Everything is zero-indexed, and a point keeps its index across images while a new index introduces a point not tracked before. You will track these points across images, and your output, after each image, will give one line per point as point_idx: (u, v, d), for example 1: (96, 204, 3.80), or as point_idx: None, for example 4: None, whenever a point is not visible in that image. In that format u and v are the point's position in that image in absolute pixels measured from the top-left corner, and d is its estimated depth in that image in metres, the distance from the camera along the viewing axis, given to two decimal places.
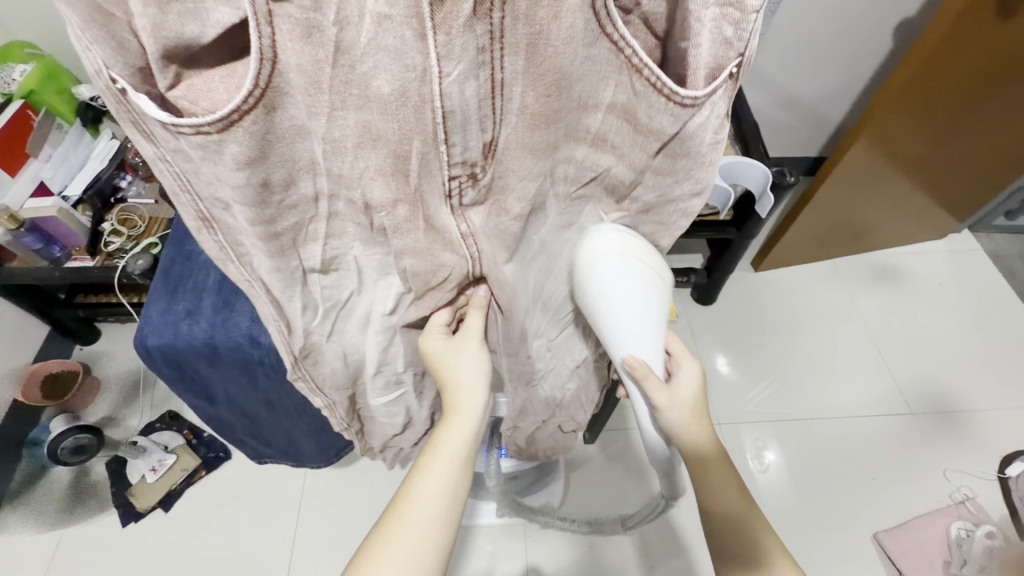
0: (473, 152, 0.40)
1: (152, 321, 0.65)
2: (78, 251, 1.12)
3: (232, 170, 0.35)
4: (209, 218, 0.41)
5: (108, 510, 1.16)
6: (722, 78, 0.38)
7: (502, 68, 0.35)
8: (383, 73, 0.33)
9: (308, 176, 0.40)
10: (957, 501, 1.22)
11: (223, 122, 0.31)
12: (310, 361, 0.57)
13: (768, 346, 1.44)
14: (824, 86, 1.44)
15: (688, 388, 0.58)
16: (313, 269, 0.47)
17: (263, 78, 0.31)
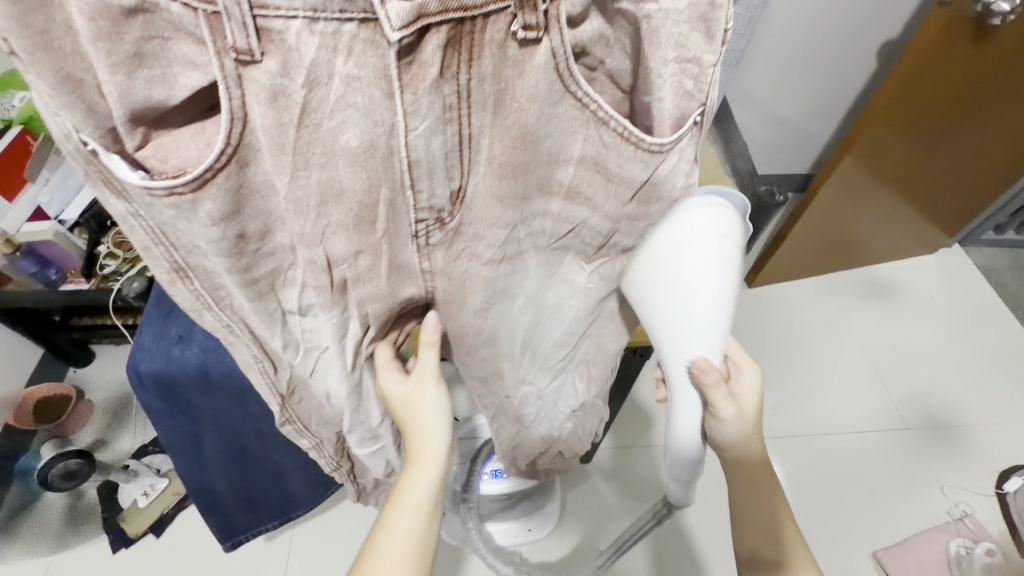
0: (440, 200, 0.39)
1: (145, 346, 0.65)
2: (74, 274, 1.15)
3: (207, 227, 0.34)
4: (183, 268, 0.39)
5: (100, 535, 1.15)
6: (687, 127, 0.39)
7: (469, 123, 0.36)
8: (351, 129, 0.33)
9: (283, 227, 0.39)
10: (955, 518, 1.21)
11: (196, 181, 0.31)
12: (297, 399, 0.55)
13: (764, 361, 1.44)
14: (813, 105, 1.46)
15: (751, 396, 0.55)
16: (292, 313, 0.44)
17: (235, 136, 0.31)
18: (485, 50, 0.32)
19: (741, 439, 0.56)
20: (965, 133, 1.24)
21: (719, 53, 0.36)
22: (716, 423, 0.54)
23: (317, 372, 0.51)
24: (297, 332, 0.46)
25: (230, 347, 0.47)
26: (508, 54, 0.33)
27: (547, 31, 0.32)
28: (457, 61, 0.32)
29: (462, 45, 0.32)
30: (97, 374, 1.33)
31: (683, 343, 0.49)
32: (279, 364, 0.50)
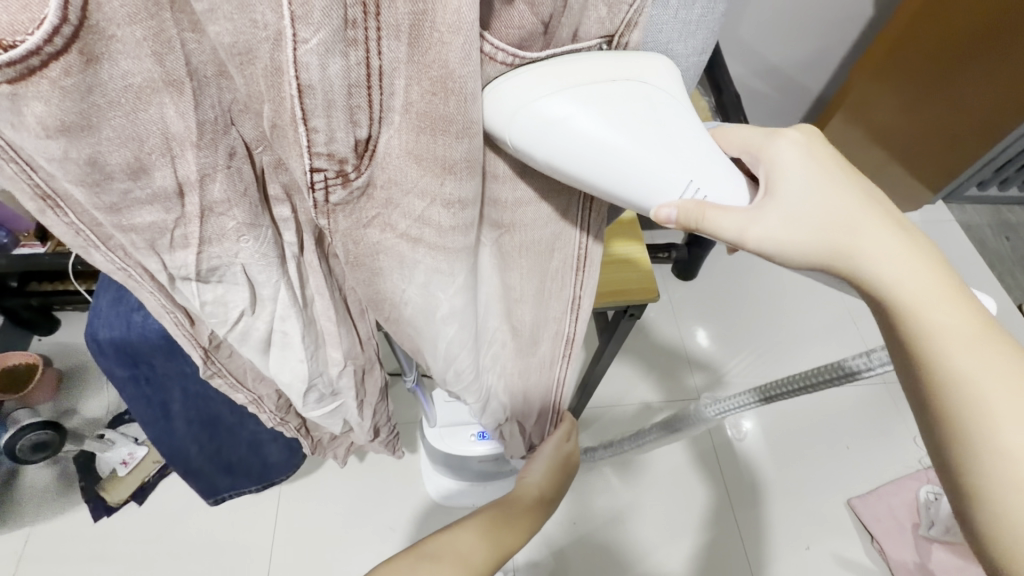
0: (341, 146, 0.32)
1: (102, 312, 0.61)
2: (27, 237, 1.08)
3: (39, 138, 0.27)
4: (52, 195, 0.34)
5: (78, 504, 1.12)
6: (593, 65, 0.34)
7: (379, 53, 0.28)
8: (222, 22, 0.27)
9: (164, 160, 0.32)
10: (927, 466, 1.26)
11: (17, 68, 0.24)
12: (225, 351, 0.54)
13: (745, 318, 1.45)
14: (806, 56, 1.41)
15: (798, 181, 0.39)
16: (185, 277, 0.40)
17: (74, 11, 0.24)
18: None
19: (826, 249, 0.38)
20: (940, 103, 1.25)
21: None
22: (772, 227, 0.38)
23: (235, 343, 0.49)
24: (194, 298, 0.43)
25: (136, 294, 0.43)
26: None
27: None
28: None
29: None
30: (64, 341, 1.28)
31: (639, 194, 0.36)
32: (196, 316, 0.48)
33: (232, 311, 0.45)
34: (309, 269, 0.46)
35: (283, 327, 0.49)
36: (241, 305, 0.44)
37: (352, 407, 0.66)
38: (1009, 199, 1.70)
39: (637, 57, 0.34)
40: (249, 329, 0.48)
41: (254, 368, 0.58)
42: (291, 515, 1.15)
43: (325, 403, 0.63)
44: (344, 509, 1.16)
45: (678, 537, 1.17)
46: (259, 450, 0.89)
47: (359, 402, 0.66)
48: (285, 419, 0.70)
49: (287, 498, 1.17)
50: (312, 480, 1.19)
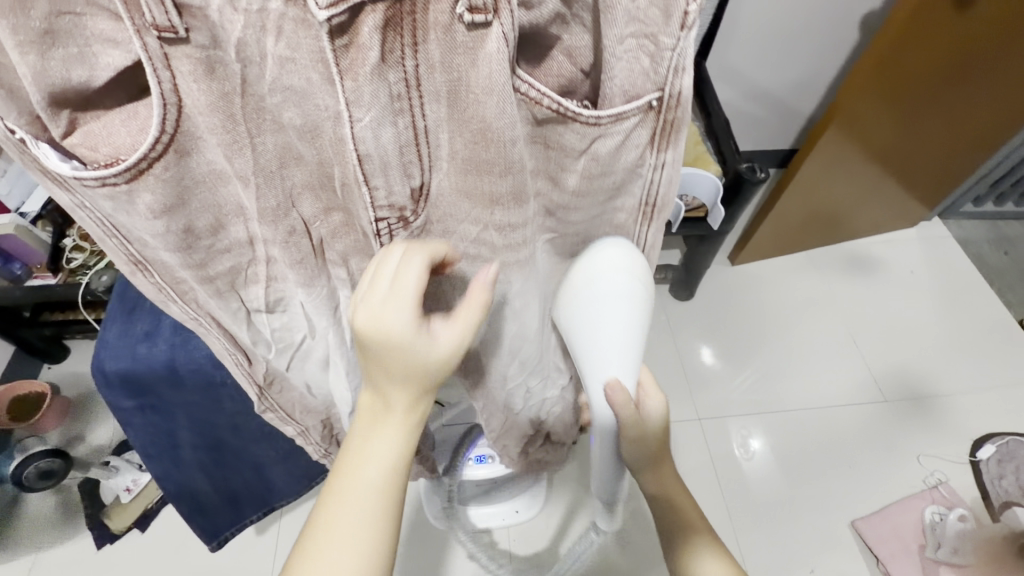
0: (399, 197, 0.38)
1: (109, 344, 0.63)
2: (39, 268, 1.11)
3: (147, 219, 0.35)
4: (141, 261, 0.40)
5: (83, 531, 1.13)
6: (640, 105, 0.37)
7: (422, 115, 0.34)
8: (292, 109, 0.32)
9: (238, 220, 0.39)
10: (931, 486, 1.24)
11: (128, 172, 0.31)
12: (276, 388, 0.58)
13: (745, 336, 1.45)
14: (795, 80, 1.45)
15: (658, 419, 0.54)
16: (258, 310, 0.47)
17: (169, 125, 0.31)
18: (431, 33, 0.30)
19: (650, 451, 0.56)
20: (934, 116, 1.27)
21: (678, 37, 0.33)
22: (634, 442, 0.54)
23: (293, 366, 0.55)
24: (265, 329, 0.49)
25: (205, 339, 0.49)
26: (457, 40, 0.30)
27: (495, 14, 0.28)
28: (400, 46, 0.30)
29: (404, 27, 0.29)
30: (73, 370, 1.31)
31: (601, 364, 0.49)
32: (254, 357, 0.53)
33: (296, 335, 0.51)
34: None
35: (337, 357, 0.54)
36: (303, 330, 0.51)
37: None
38: (1007, 213, 1.71)
39: (685, 94, 0.37)
40: (313, 351, 0.54)
41: (303, 400, 0.62)
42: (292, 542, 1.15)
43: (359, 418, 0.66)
44: None
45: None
46: (262, 476, 0.90)
47: None
48: (326, 449, 0.73)
49: (288, 524, 1.16)
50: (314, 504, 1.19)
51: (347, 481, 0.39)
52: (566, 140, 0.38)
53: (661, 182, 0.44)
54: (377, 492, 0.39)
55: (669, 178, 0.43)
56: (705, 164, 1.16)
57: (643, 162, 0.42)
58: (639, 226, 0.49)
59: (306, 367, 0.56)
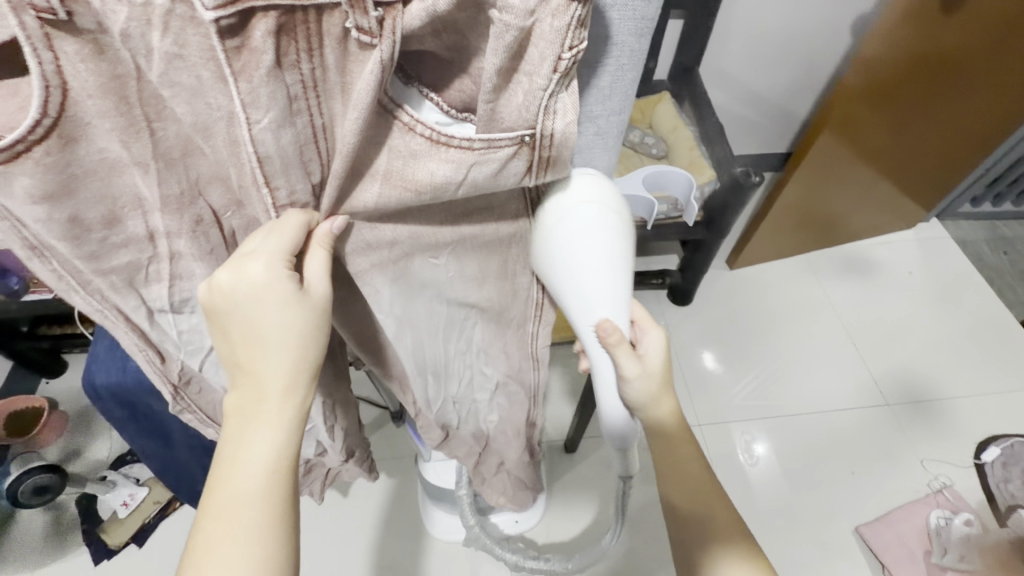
0: (301, 195, 0.36)
1: (100, 357, 0.63)
2: (35, 282, 1.12)
3: (25, 205, 0.31)
4: (39, 247, 0.35)
5: (79, 548, 1.12)
6: (511, 142, 0.33)
7: (321, 114, 0.32)
8: (182, 104, 0.30)
9: (136, 214, 0.35)
10: (934, 490, 1.23)
11: (5, 153, 0.27)
12: (194, 390, 0.55)
13: (744, 340, 1.44)
14: (788, 83, 1.45)
15: (657, 356, 0.54)
16: (162, 311, 0.42)
17: (52, 107, 0.28)
18: (327, 42, 0.28)
19: (650, 398, 0.54)
20: (928, 119, 1.27)
21: (552, 80, 0.30)
22: (633, 383, 0.51)
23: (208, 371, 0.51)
24: (173, 328, 0.45)
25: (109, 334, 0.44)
26: (350, 52, 0.29)
27: (379, 37, 0.28)
28: (295, 50, 0.28)
29: (298, 34, 0.28)
30: (70, 384, 1.30)
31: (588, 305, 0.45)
32: (168, 352, 0.49)
33: (208, 338, 0.47)
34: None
35: None
36: None
37: (323, 429, 0.67)
38: (1004, 214, 1.70)
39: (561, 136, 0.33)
40: None
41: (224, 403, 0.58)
42: None
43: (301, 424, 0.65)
44: (342, 547, 1.15)
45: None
46: None
47: (329, 426, 0.67)
48: None
49: None
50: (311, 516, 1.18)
51: (229, 499, 0.40)
52: (437, 175, 0.34)
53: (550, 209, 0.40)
54: (261, 498, 0.40)
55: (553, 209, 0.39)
56: (701, 169, 1.17)
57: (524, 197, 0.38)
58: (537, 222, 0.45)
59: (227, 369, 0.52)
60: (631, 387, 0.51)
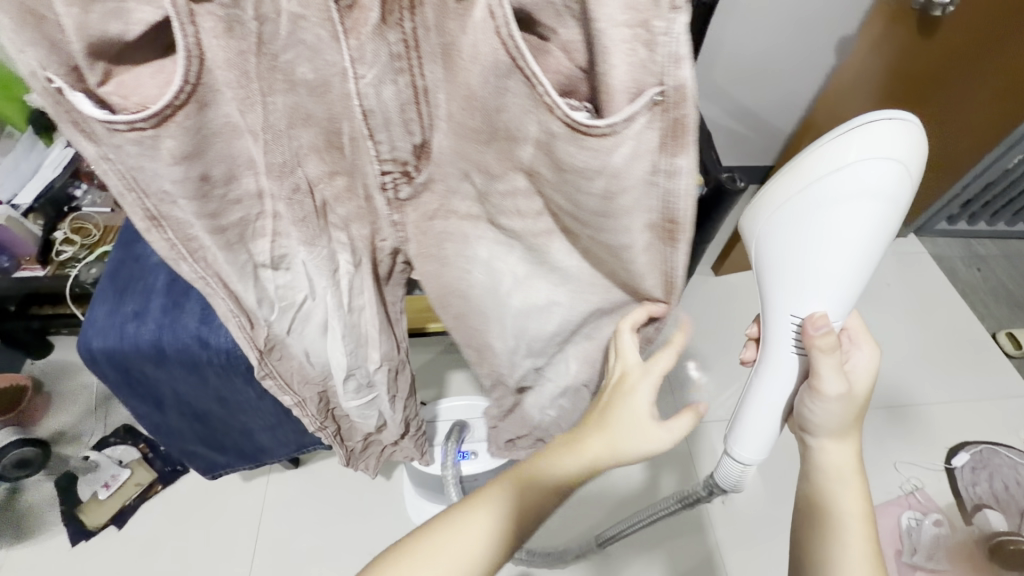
0: (402, 150, 0.43)
1: (98, 323, 0.65)
2: (28, 260, 1.13)
3: (169, 164, 0.38)
4: (158, 218, 0.43)
5: (56, 528, 1.10)
6: (644, 102, 0.34)
7: (421, 75, 0.38)
8: (305, 63, 0.36)
9: (249, 173, 0.43)
10: (907, 492, 1.26)
11: (156, 117, 0.35)
12: (277, 355, 0.61)
13: (727, 346, 1.48)
14: (775, 98, 1.51)
15: (864, 377, 0.54)
16: (264, 265, 0.51)
17: (193, 74, 0.34)
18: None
19: (831, 429, 0.53)
20: None
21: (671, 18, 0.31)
22: (818, 404, 0.51)
23: (293, 330, 0.58)
24: (269, 284, 0.53)
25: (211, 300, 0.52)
26: (449, 6, 0.34)
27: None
28: (399, 8, 0.35)
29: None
30: (54, 365, 1.29)
31: (801, 298, 0.49)
32: (257, 320, 0.56)
33: (298, 294, 0.55)
34: (363, 283, 0.56)
35: (333, 323, 0.58)
36: (306, 291, 0.55)
37: (387, 399, 0.72)
38: (980, 233, 1.77)
39: (688, 87, 0.34)
40: (314, 314, 0.58)
41: (302, 368, 0.64)
42: (271, 539, 1.13)
43: (358, 396, 0.69)
44: (327, 534, 1.13)
45: (678, 541, 1.19)
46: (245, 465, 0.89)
47: (393, 396, 0.72)
48: (323, 424, 0.74)
49: (267, 523, 1.14)
50: (296, 502, 1.17)
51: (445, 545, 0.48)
52: (576, 158, 0.38)
53: (678, 198, 0.40)
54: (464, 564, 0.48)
55: (685, 190, 0.39)
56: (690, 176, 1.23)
57: (658, 171, 0.38)
58: (664, 246, 0.44)
59: (309, 331, 0.60)
60: (809, 407, 0.52)
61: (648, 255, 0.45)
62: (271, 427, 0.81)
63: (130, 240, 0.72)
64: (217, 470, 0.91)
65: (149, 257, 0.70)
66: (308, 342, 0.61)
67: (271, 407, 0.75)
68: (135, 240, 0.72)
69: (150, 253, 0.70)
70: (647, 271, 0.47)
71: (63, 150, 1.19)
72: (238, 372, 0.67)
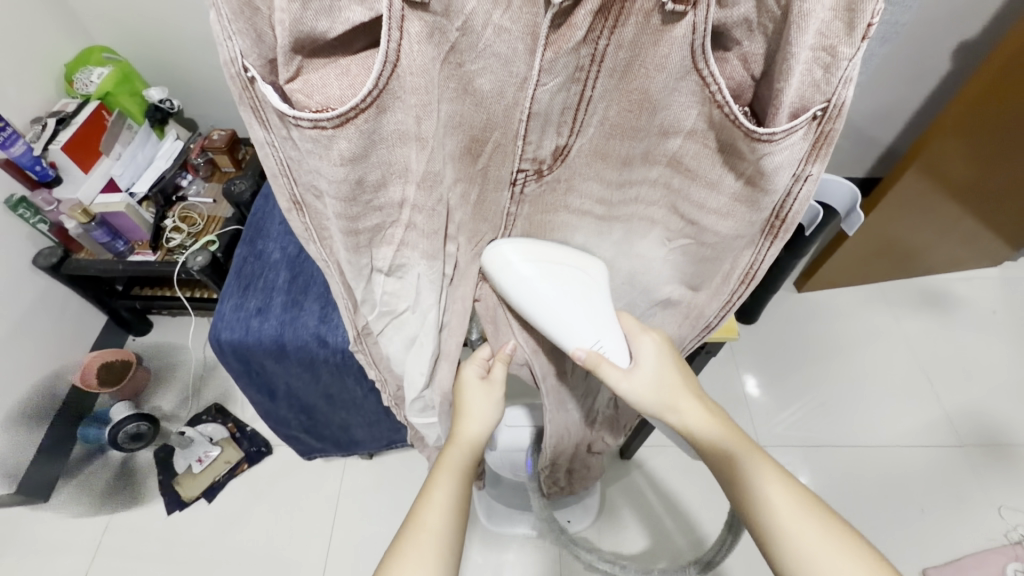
0: (544, 152, 0.41)
1: (225, 316, 0.68)
2: (141, 246, 1.20)
3: (334, 165, 0.36)
4: (301, 203, 0.43)
5: (154, 497, 1.19)
6: (805, 119, 0.37)
7: (594, 86, 0.37)
8: (488, 74, 0.35)
9: (399, 181, 0.40)
10: (1014, 541, 1.15)
11: (339, 119, 0.33)
12: (372, 338, 0.57)
13: (810, 366, 1.41)
14: (876, 106, 1.41)
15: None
16: (378, 270, 0.47)
17: (382, 81, 0.32)
18: (632, 17, 0.33)
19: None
20: None
21: (858, 46, 0.33)
22: None
23: (386, 333, 0.56)
24: (377, 288, 0.50)
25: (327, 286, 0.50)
26: (650, 24, 0.33)
27: (693, 6, 0.32)
28: (602, 27, 0.33)
29: (612, 12, 0.33)
30: (154, 343, 1.38)
31: None
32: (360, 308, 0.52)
33: (400, 304, 0.52)
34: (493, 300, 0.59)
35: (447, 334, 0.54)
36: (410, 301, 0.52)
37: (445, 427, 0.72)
38: None
39: (849, 105, 0.36)
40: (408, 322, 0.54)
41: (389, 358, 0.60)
42: (346, 526, 1.16)
43: (428, 414, 0.68)
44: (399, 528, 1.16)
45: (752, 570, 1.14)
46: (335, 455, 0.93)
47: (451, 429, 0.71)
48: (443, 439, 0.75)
49: (342, 510, 1.18)
50: (369, 492, 1.20)
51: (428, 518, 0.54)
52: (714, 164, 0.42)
53: (797, 200, 0.44)
54: (447, 530, 0.53)
55: (806, 195, 0.43)
56: None
57: (799, 176, 0.42)
58: (763, 241, 0.49)
59: (393, 340, 0.57)
60: None
61: (750, 250, 0.51)
62: (368, 424, 0.84)
63: (253, 236, 0.76)
64: (312, 453, 0.94)
65: (269, 255, 0.74)
66: (387, 351, 0.59)
67: (374, 402, 0.77)
68: (257, 237, 0.76)
69: (271, 250, 0.74)
70: (739, 265, 0.53)
71: (173, 143, 1.28)
72: (351, 372, 0.70)
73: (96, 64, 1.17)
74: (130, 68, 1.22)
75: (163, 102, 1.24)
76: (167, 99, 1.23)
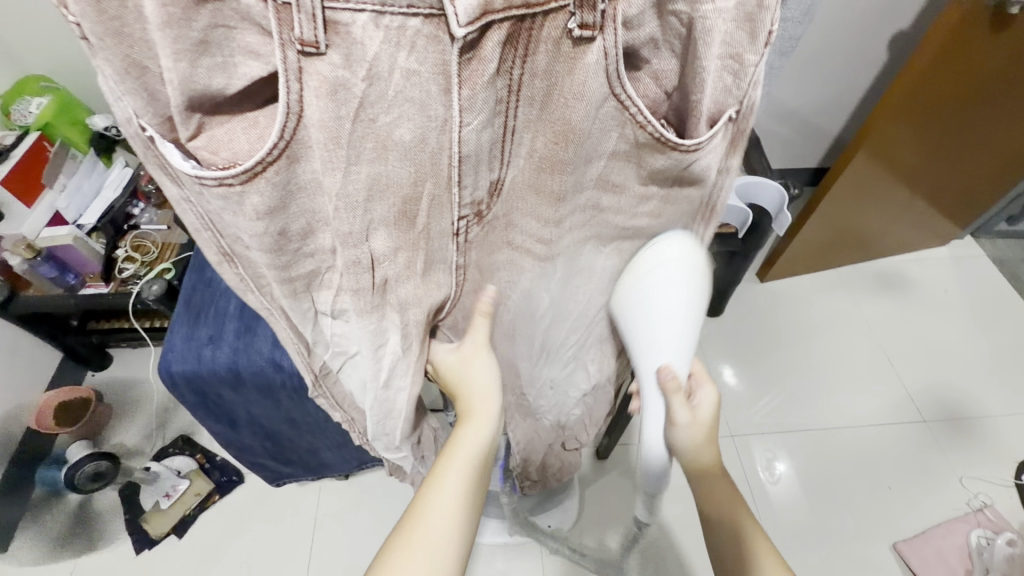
0: (482, 193, 0.41)
1: (176, 347, 0.66)
2: (93, 277, 1.17)
3: (251, 220, 0.35)
4: (230, 255, 0.42)
5: (121, 536, 1.14)
6: (724, 122, 0.40)
7: (515, 116, 0.38)
8: (406, 123, 0.34)
9: (323, 228, 0.40)
10: (975, 509, 1.20)
11: (246, 173, 0.33)
12: (329, 380, 0.57)
13: (778, 355, 1.44)
14: (821, 98, 1.46)
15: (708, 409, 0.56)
16: (325, 313, 0.46)
17: (287, 131, 0.32)
18: (541, 46, 0.34)
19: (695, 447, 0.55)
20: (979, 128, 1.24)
21: (761, 54, 0.37)
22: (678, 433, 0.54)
23: (345, 369, 0.54)
24: (327, 331, 0.49)
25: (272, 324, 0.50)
26: (562, 50, 0.34)
27: (601, 31, 0.33)
28: (512, 57, 0.34)
29: (519, 42, 0.33)
30: (115, 377, 1.34)
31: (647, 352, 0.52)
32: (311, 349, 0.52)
33: (352, 345, 0.50)
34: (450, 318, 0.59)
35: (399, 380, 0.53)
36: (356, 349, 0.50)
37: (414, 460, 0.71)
38: None
39: (758, 103, 0.41)
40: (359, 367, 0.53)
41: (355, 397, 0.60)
42: (325, 549, 1.14)
43: (395, 450, 0.66)
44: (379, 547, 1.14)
45: None
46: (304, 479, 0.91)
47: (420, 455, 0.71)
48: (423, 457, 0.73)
49: (320, 533, 1.16)
50: (346, 513, 1.19)
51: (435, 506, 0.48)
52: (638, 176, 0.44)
53: (723, 186, 0.49)
54: (455, 520, 0.47)
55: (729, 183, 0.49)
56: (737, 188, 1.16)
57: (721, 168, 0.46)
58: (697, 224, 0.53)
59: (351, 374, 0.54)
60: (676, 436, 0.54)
61: None
62: (335, 446, 0.82)
63: (202, 263, 0.74)
64: (281, 481, 0.92)
65: (219, 281, 0.72)
66: (349, 388, 0.57)
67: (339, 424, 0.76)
68: (207, 263, 0.74)
69: (222, 277, 0.73)
70: None
71: (121, 170, 1.22)
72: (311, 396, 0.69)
73: (32, 95, 1.13)
74: (70, 96, 1.18)
75: (109, 129, 1.21)
76: (111, 125, 1.20)
